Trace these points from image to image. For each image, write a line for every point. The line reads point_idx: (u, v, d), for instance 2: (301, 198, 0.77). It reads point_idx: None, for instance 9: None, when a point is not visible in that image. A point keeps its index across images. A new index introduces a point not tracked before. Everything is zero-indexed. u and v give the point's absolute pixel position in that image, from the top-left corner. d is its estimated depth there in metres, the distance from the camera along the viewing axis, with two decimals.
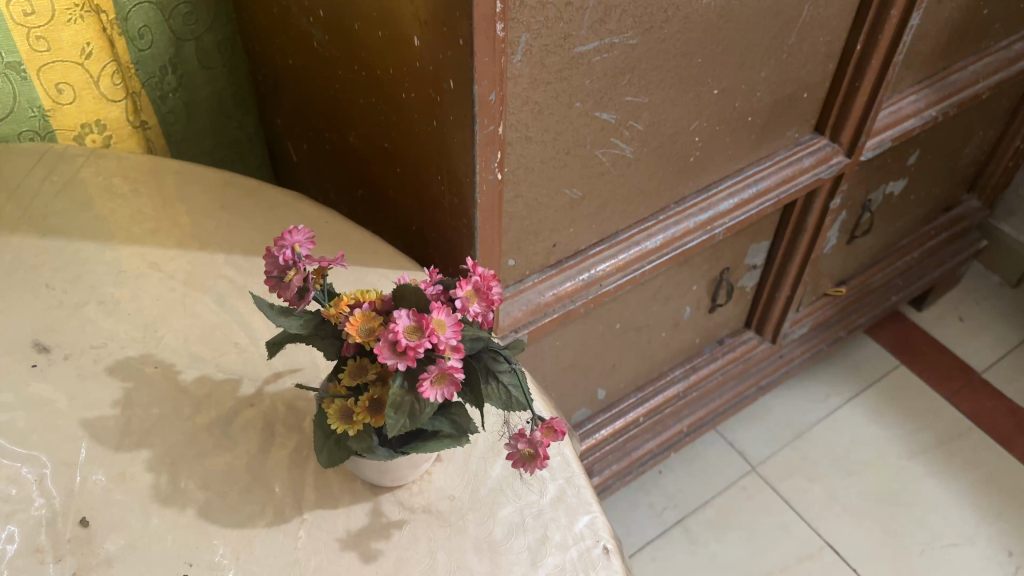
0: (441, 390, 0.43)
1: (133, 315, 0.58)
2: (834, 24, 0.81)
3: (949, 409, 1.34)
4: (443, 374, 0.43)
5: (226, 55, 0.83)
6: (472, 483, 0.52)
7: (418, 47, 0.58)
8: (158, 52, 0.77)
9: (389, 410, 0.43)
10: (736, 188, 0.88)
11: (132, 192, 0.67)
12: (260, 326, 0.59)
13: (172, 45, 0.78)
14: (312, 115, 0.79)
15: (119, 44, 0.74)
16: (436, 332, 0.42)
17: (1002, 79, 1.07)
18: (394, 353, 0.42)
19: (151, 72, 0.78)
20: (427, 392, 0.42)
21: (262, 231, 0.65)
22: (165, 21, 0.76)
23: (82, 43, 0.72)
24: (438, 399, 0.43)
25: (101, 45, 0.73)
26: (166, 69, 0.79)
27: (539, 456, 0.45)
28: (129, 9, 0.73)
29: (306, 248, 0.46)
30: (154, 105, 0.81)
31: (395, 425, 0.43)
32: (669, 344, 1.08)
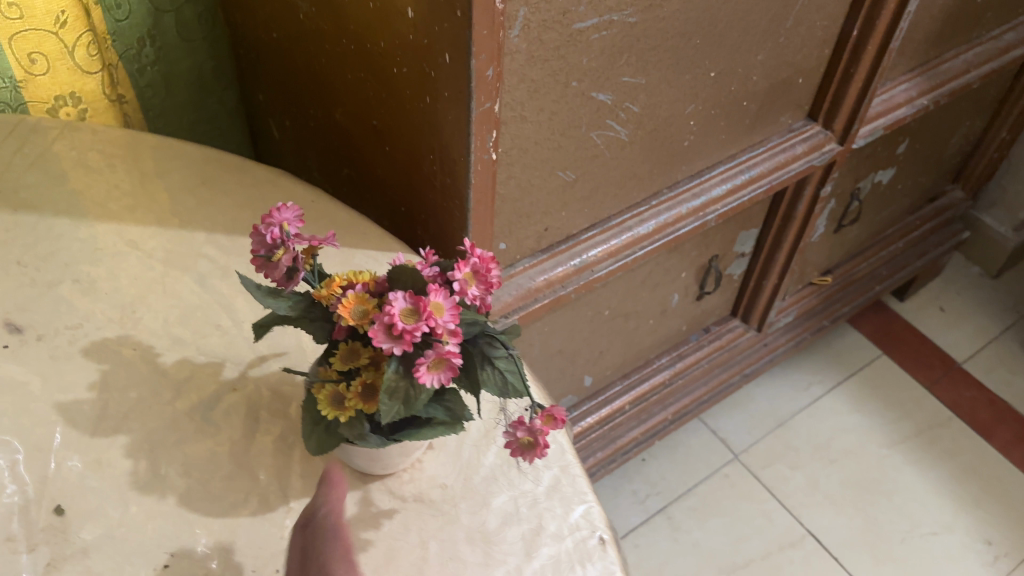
0: (438, 376, 0.41)
1: (110, 295, 0.56)
2: (832, 8, 0.79)
3: (929, 399, 1.35)
4: (440, 358, 0.40)
5: (207, 26, 0.80)
6: (467, 471, 0.50)
7: (412, 19, 0.56)
8: (136, 22, 0.74)
9: (383, 396, 0.41)
10: (729, 173, 0.87)
11: (109, 167, 0.65)
12: (243, 308, 0.56)
13: (151, 15, 0.75)
14: (297, 91, 0.76)
15: (96, 13, 0.70)
16: (436, 314, 0.40)
17: (993, 69, 1.06)
18: (389, 337, 0.40)
19: (128, 43, 0.75)
20: (423, 377, 0.40)
21: (245, 209, 0.63)
22: None
23: (57, 10, 0.68)
24: (434, 385, 0.41)
25: (76, 14, 0.70)
26: (144, 40, 0.76)
27: (539, 445, 0.44)
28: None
29: (294, 228, 0.44)
30: (131, 78, 0.78)
31: (390, 412, 0.41)
32: (655, 331, 1.06)
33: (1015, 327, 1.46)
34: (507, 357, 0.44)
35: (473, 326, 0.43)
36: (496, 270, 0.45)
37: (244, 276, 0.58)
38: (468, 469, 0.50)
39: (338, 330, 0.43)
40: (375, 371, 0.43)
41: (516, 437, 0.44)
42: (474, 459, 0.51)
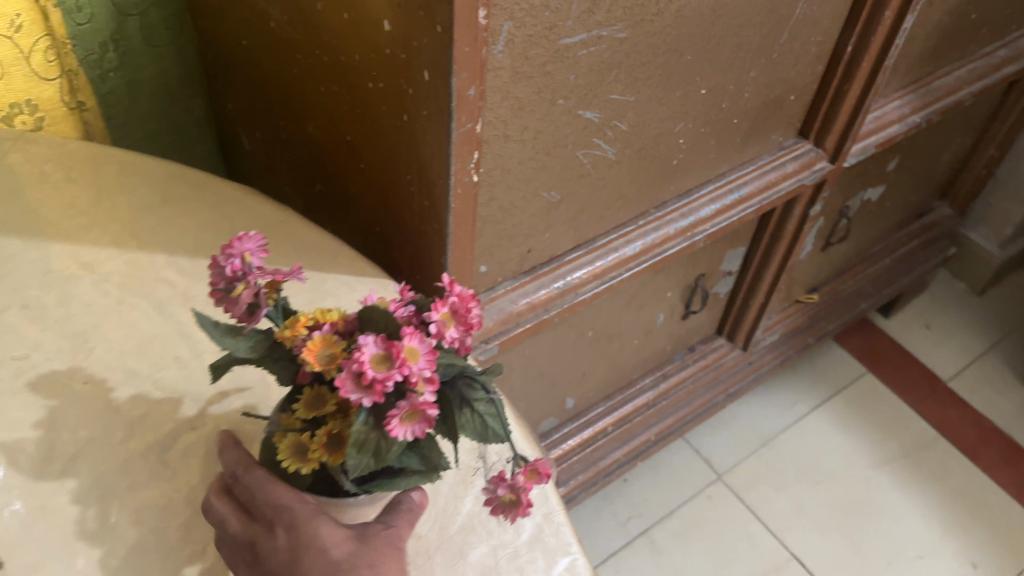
0: (411, 428, 0.34)
1: (61, 323, 0.51)
2: (827, 24, 0.76)
3: (914, 418, 1.33)
4: (414, 410, 0.34)
5: (173, 32, 0.76)
6: (445, 518, 0.46)
7: (388, 32, 0.52)
8: (99, 27, 0.70)
9: (349, 451, 0.34)
10: (717, 193, 0.84)
11: (64, 182, 0.60)
12: (204, 338, 0.52)
13: (115, 20, 0.71)
14: (267, 101, 0.72)
15: (55, 16, 0.66)
16: (412, 360, 0.34)
17: (985, 87, 1.04)
18: (358, 387, 0.34)
19: (90, 48, 0.71)
20: (396, 431, 0.34)
21: (210, 230, 0.59)
22: None
23: (12, 13, 0.63)
24: (408, 437, 0.35)
25: (33, 17, 0.65)
26: (106, 47, 0.72)
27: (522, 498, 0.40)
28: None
29: (259, 257, 0.39)
30: (92, 85, 0.73)
31: (358, 468, 0.35)
32: (640, 351, 1.03)
33: (1001, 345, 1.45)
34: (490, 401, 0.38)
35: (448, 370, 0.37)
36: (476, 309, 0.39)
37: (206, 305, 0.53)
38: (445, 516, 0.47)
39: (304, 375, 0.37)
40: (344, 417, 0.37)
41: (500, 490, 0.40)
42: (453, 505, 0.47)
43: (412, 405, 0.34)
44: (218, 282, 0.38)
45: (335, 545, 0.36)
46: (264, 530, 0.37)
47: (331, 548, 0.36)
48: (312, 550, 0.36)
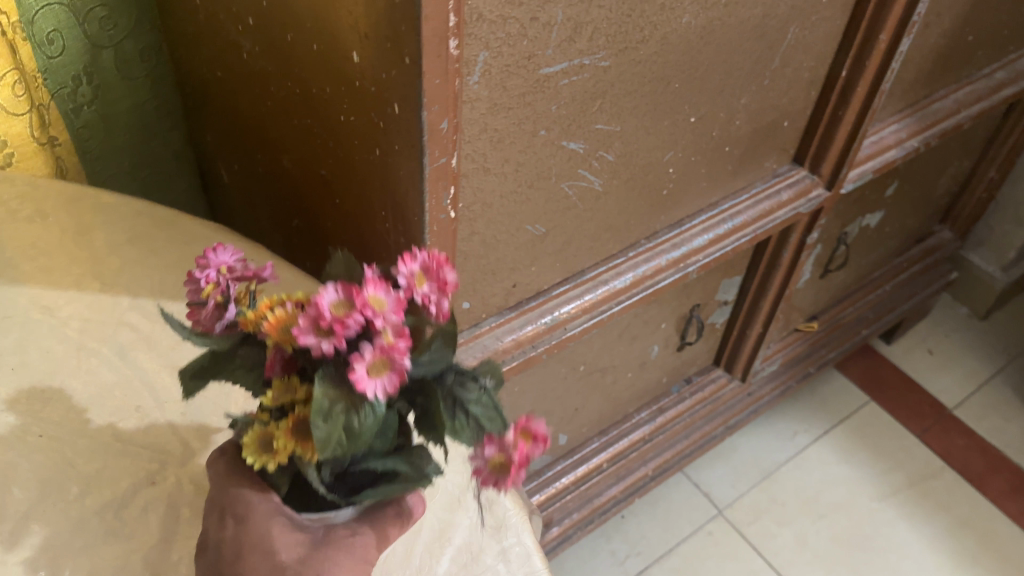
0: (382, 383, 0.26)
1: (17, 371, 0.46)
2: (820, 49, 0.73)
3: (920, 447, 1.29)
4: (383, 355, 0.26)
5: (150, 62, 0.72)
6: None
7: (358, 64, 0.50)
8: (70, 59, 0.66)
9: (313, 419, 0.25)
10: (710, 222, 0.81)
11: (27, 216, 0.55)
12: (169, 385, 0.46)
13: (87, 52, 0.67)
14: (242, 139, 0.70)
15: (23, 50, 0.63)
16: (379, 294, 0.26)
17: (982, 110, 1.02)
18: (316, 335, 0.25)
19: (62, 81, 0.67)
20: (362, 382, 0.25)
21: (178, 268, 0.53)
22: (78, 25, 0.65)
23: None
24: (379, 396, 0.26)
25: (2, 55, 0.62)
26: (79, 79, 0.68)
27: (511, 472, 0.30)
28: (36, 13, 0.62)
29: (238, 265, 0.32)
30: (66, 119, 0.69)
31: (324, 443, 0.25)
32: (634, 385, 1.00)
33: (1007, 370, 1.42)
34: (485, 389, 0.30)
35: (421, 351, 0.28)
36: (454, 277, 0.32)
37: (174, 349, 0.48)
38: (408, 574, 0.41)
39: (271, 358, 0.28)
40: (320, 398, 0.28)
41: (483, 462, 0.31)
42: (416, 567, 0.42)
43: (380, 344, 0.25)
44: (195, 297, 0.31)
45: (285, 547, 0.30)
46: (214, 521, 0.32)
47: (279, 551, 0.30)
48: (256, 551, 0.31)
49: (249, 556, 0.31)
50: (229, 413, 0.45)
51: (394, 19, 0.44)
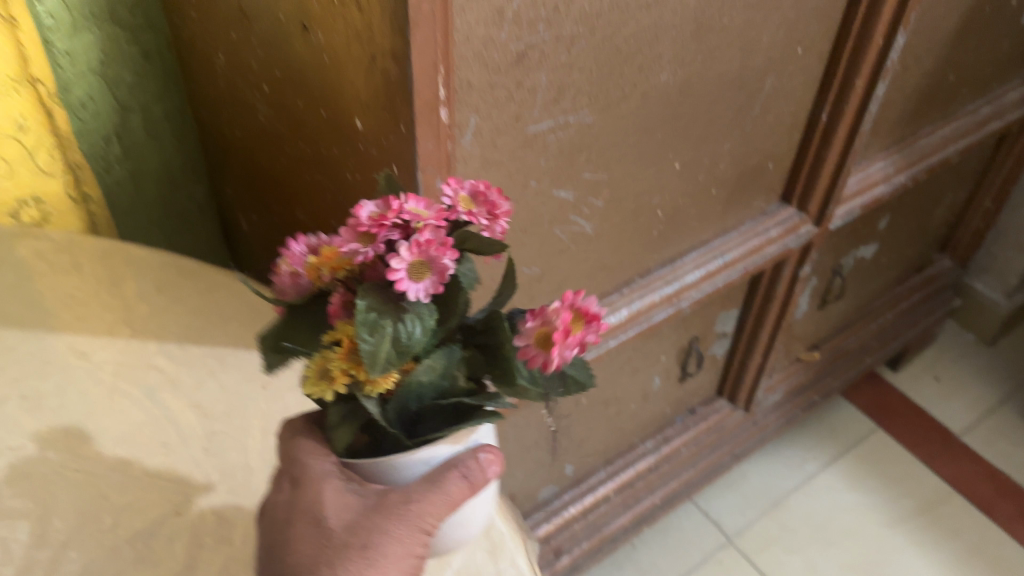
0: (423, 287, 0.26)
1: (55, 411, 0.50)
2: (800, 94, 0.77)
3: (928, 474, 1.31)
4: (420, 255, 0.26)
5: (174, 121, 0.73)
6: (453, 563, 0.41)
7: (361, 129, 0.54)
8: (101, 121, 0.66)
9: (359, 332, 0.26)
10: (702, 259, 0.85)
11: (68, 268, 0.60)
12: (193, 423, 0.50)
13: (117, 113, 0.67)
14: (262, 192, 0.72)
15: (59, 113, 0.63)
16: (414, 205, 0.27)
17: (969, 145, 1.05)
18: (357, 242, 0.27)
19: (93, 142, 0.67)
20: (398, 278, 0.26)
21: (200, 315, 0.57)
22: (109, 89, 0.65)
23: (17, 116, 0.61)
24: (420, 295, 0.26)
25: (38, 116, 0.62)
26: (110, 139, 0.68)
27: (559, 343, 0.28)
28: (70, 78, 0.62)
29: (314, 237, 0.30)
30: (98, 175, 0.69)
31: (367, 348, 0.26)
32: (638, 415, 1.04)
33: (1013, 397, 1.44)
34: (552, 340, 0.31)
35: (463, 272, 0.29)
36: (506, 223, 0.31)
37: (198, 390, 0.52)
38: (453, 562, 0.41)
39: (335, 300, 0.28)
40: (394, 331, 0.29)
41: (528, 340, 0.29)
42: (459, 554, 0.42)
43: (414, 242, 0.26)
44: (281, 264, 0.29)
45: (335, 514, 0.31)
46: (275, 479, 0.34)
47: (331, 515, 0.31)
48: (306, 515, 0.32)
49: (300, 522, 0.32)
50: (248, 449, 0.49)
51: (390, 91, 0.48)
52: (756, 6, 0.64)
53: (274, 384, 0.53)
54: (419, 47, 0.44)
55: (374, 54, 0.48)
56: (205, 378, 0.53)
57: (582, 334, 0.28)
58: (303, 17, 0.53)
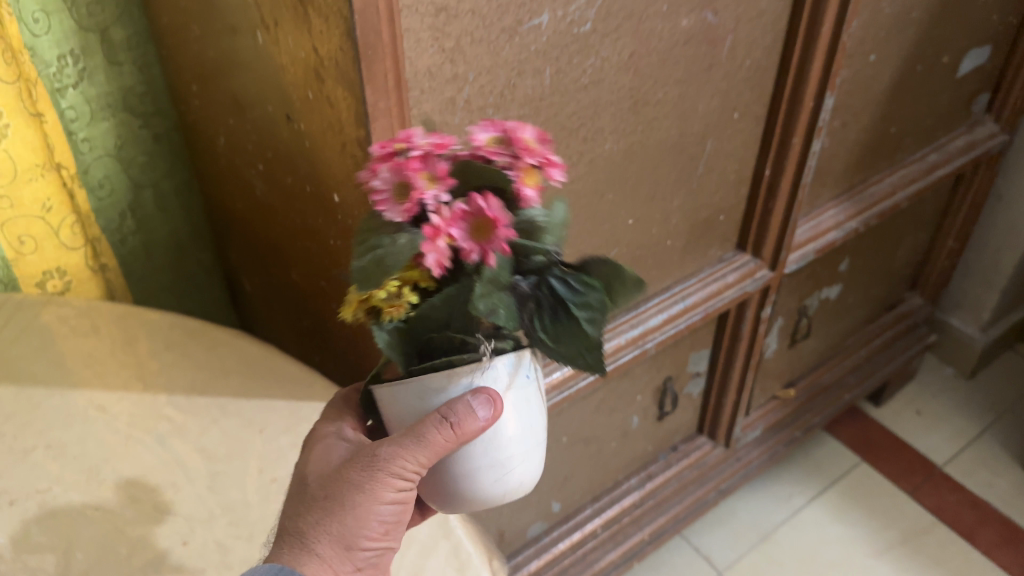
0: (398, 207, 0.32)
1: (78, 458, 0.57)
2: (741, 154, 0.84)
3: (911, 504, 1.34)
4: (399, 175, 0.32)
5: (183, 195, 0.80)
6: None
7: (338, 203, 0.60)
8: (117, 199, 0.74)
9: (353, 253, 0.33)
10: (664, 304, 0.90)
11: (91, 331, 0.67)
12: (198, 465, 0.57)
13: (130, 191, 0.75)
14: (261, 256, 0.78)
15: (80, 195, 0.71)
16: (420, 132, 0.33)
17: (920, 190, 1.12)
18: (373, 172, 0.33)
19: (111, 218, 0.75)
20: (376, 197, 0.32)
21: (205, 369, 0.65)
22: (123, 170, 0.73)
23: (43, 198, 0.69)
24: (393, 212, 0.32)
25: (61, 199, 0.71)
26: (125, 214, 0.76)
27: (428, 241, 0.31)
28: (89, 162, 0.70)
29: None
30: (114, 247, 0.77)
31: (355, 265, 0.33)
32: (620, 453, 1.10)
33: (993, 428, 1.47)
34: (583, 292, 0.34)
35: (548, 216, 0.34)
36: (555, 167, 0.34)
37: (204, 436, 0.60)
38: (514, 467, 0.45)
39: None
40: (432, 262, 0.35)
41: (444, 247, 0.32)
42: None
43: (392, 164, 0.32)
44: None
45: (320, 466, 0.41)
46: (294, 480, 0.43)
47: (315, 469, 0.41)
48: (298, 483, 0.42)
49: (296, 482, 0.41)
50: (246, 488, 0.56)
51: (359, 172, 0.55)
52: (688, 79, 0.72)
53: (270, 429, 0.60)
54: (378, 136, 0.51)
55: (344, 141, 0.55)
56: (209, 426, 0.60)
57: (477, 241, 0.31)
58: (288, 109, 0.59)
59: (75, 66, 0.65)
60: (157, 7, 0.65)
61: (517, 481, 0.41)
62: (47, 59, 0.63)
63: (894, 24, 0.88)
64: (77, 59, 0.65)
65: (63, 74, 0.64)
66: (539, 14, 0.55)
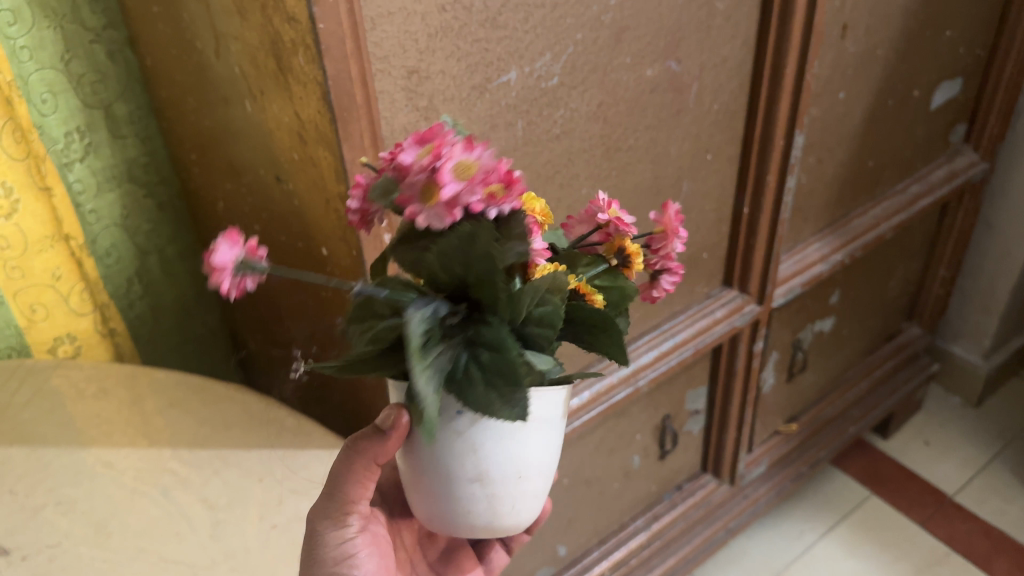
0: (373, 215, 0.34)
1: (87, 513, 0.58)
2: (718, 194, 0.85)
3: (924, 535, 1.28)
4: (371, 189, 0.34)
5: (189, 259, 0.82)
6: (524, 504, 0.41)
7: (326, 255, 0.62)
8: (125, 265, 0.77)
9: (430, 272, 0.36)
10: (654, 341, 0.90)
11: (100, 392, 0.68)
12: (202, 516, 0.59)
13: (136, 259, 0.77)
14: (260, 313, 0.80)
15: (88, 263, 0.73)
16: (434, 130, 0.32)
17: (903, 222, 1.12)
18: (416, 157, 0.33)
19: (118, 284, 0.77)
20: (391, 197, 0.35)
21: (208, 423, 0.66)
22: (130, 239, 0.76)
23: (53, 267, 0.72)
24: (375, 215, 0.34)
25: (70, 267, 0.73)
26: (132, 281, 0.78)
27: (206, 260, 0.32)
28: (97, 232, 0.73)
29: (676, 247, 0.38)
30: (123, 312, 0.78)
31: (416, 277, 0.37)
32: (624, 494, 1.09)
33: (1004, 453, 1.41)
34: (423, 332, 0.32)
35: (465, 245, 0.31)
36: (446, 181, 0.29)
37: (207, 489, 0.61)
38: (529, 503, 0.41)
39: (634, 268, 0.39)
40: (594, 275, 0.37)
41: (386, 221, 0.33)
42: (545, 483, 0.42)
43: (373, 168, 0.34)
44: (678, 270, 0.38)
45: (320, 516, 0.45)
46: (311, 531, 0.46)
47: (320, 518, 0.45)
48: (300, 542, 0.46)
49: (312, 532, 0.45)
50: (247, 535, 0.57)
51: (342, 225, 0.57)
52: (658, 124, 0.72)
53: (270, 476, 0.62)
54: None
55: (327, 197, 0.56)
56: (211, 477, 0.62)
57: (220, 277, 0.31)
58: (278, 171, 0.61)
59: (81, 141, 0.68)
60: (157, 82, 0.68)
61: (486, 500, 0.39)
62: (55, 136, 0.66)
63: (860, 62, 0.90)
64: (83, 135, 0.68)
65: (70, 149, 0.68)
66: (506, 70, 0.56)
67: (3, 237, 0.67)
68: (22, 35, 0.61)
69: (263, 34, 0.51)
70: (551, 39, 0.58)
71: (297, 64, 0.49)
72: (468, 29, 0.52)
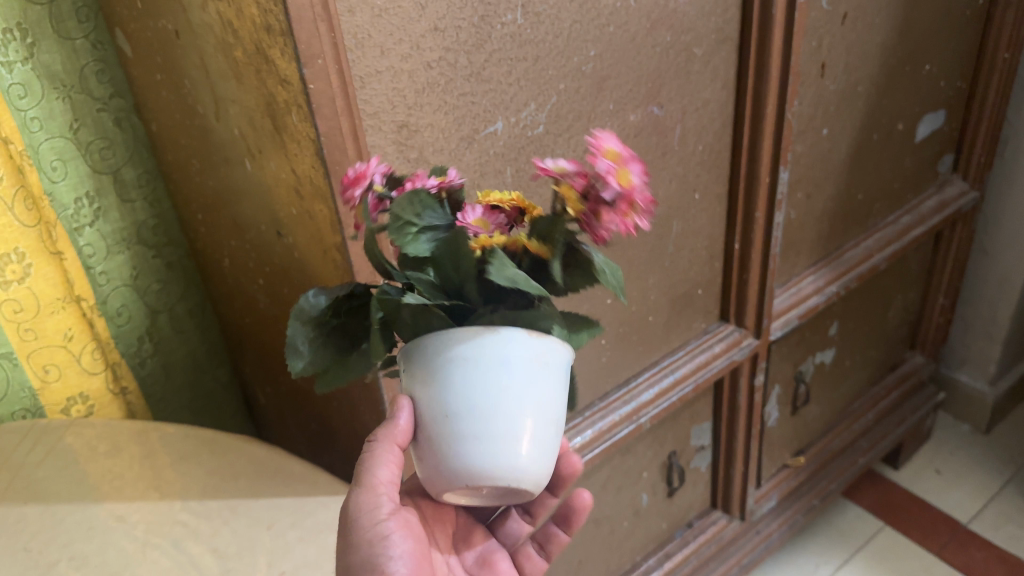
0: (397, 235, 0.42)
1: (99, 566, 0.59)
2: (710, 231, 0.86)
3: (939, 565, 1.26)
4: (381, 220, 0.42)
5: (198, 317, 0.84)
6: (490, 422, 0.37)
7: None
8: (135, 323, 0.79)
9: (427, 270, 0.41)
10: (654, 378, 0.90)
11: (114, 450, 0.70)
12: (211, 564, 0.59)
13: (147, 317, 0.79)
14: (266, 365, 0.81)
15: (99, 323, 0.75)
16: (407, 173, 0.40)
17: (897, 251, 1.13)
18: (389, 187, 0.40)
19: (129, 342, 0.79)
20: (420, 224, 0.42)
21: (216, 475, 0.68)
22: (140, 299, 0.78)
23: (65, 327, 0.74)
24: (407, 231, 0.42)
25: (82, 327, 0.75)
26: (142, 339, 0.80)
27: None
28: (107, 293, 0.75)
29: (608, 169, 0.35)
30: (133, 369, 0.80)
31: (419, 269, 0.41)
32: (634, 533, 1.09)
33: (1016, 479, 1.40)
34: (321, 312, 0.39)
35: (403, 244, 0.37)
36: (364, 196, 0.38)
37: (215, 538, 0.61)
38: (489, 448, 0.38)
39: (600, 219, 0.35)
40: (550, 227, 0.37)
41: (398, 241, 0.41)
42: (519, 423, 0.38)
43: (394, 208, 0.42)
44: (624, 185, 0.34)
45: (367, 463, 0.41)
46: None
47: None
48: None
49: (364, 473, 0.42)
50: None
51: (340, 275, 0.59)
52: (645, 167, 0.73)
53: (278, 525, 0.62)
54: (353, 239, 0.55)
55: (326, 248, 0.58)
56: (220, 527, 0.62)
57: None
58: (279, 227, 0.63)
59: (90, 207, 0.71)
60: (163, 147, 0.71)
61: (451, 428, 0.38)
62: (65, 202, 0.69)
63: (841, 99, 0.92)
64: (92, 200, 0.71)
65: (80, 214, 0.71)
66: (493, 121, 0.59)
67: (18, 300, 0.70)
68: (32, 107, 0.64)
69: (258, 96, 0.54)
70: (535, 90, 0.60)
71: (291, 122, 0.52)
72: (454, 84, 0.55)
